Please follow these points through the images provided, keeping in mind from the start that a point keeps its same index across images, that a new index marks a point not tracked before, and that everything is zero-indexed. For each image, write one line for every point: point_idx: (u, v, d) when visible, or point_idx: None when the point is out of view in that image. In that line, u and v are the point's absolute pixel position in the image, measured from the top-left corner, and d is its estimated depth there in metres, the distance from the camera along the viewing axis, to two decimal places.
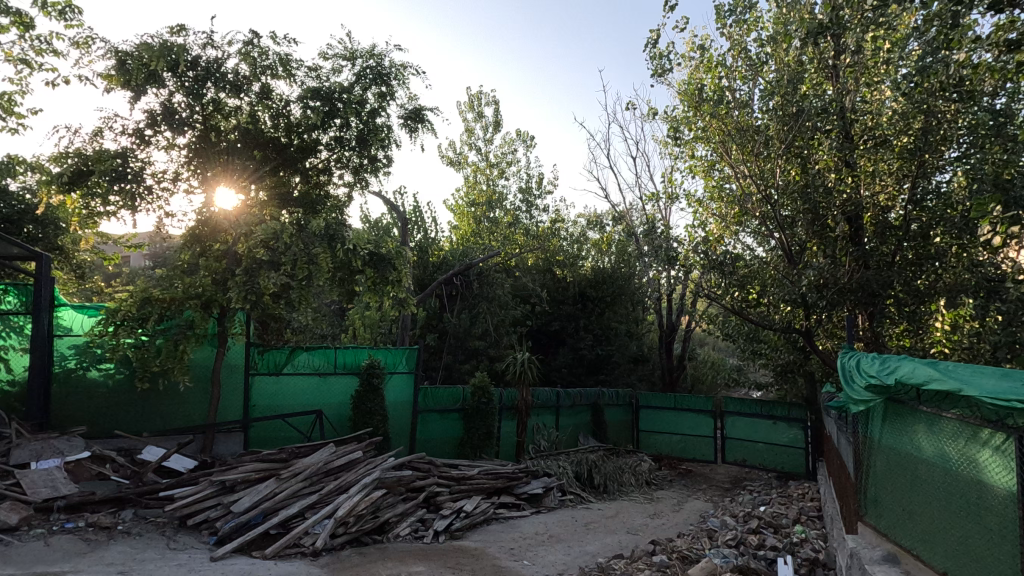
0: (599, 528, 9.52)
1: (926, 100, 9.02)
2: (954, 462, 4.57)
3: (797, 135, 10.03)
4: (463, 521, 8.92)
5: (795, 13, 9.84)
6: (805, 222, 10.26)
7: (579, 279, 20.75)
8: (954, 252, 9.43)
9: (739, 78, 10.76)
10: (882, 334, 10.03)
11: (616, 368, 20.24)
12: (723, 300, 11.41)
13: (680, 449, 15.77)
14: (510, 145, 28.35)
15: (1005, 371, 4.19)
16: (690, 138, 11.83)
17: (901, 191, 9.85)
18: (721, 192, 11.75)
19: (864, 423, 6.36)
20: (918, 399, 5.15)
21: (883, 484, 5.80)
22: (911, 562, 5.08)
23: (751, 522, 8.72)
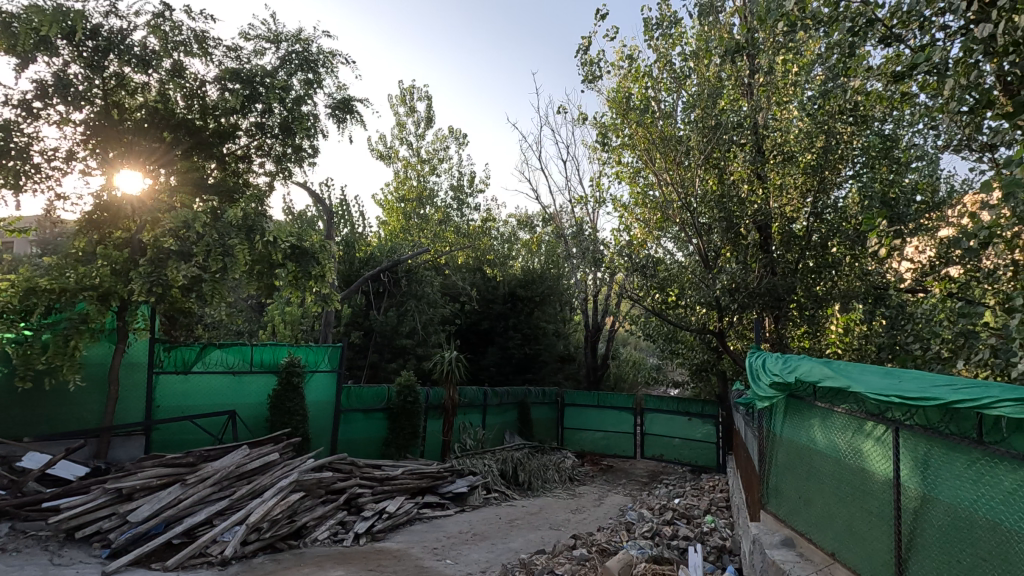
0: (523, 525, 9.62)
1: (827, 121, 9.90)
2: (843, 453, 5.03)
3: (715, 147, 10.62)
4: (386, 522, 8.75)
5: (715, 32, 10.41)
6: (720, 230, 10.89)
7: (508, 279, 20.88)
8: (848, 261, 10.31)
9: (664, 89, 11.24)
10: (785, 335, 10.76)
11: (542, 367, 20.57)
12: (645, 301, 11.96)
13: (602, 446, 16.23)
14: (442, 142, 28.12)
15: (886, 370, 4.59)
16: (617, 144, 12.24)
17: (804, 205, 10.61)
18: (645, 198, 12.20)
19: (768, 418, 6.86)
20: (814, 394, 5.61)
21: (783, 474, 6.28)
22: (805, 545, 5.53)
23: (666, 514, 9.17)
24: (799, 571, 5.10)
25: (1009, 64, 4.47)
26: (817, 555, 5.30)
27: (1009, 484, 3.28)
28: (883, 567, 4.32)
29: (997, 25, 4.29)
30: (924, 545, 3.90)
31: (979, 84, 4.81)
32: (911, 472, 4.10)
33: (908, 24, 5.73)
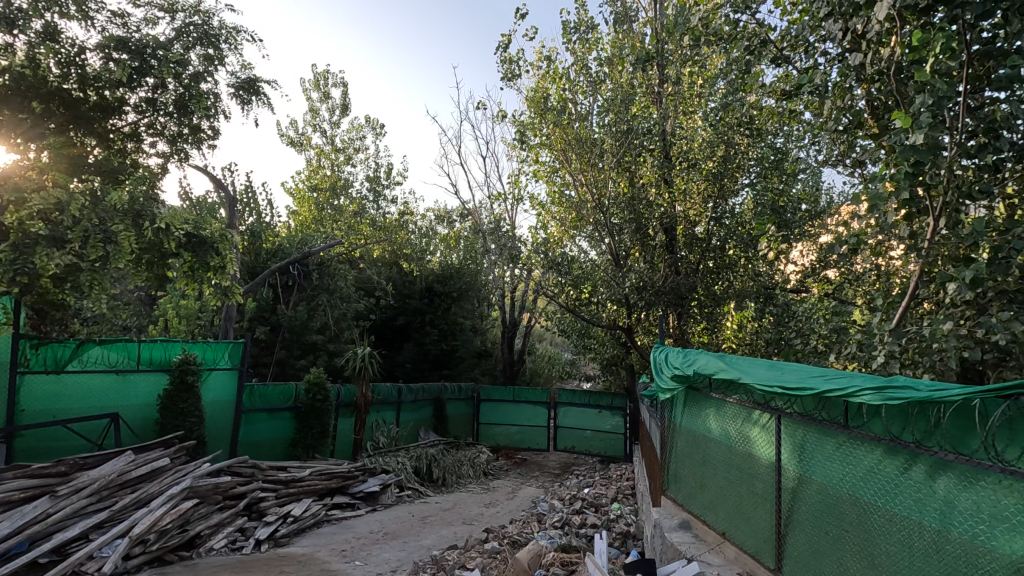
0: (435, 521, 9.58)
1: (727, 132, 10.31)
2: (733, 440, 5.46)
3: (626, 151, 11.10)
4: (290, 526, 8.38)
5: (628, 41, 10.86)
6: (630, 230, 11.39)
7: (426, 274, 20.61)
8: (742, 263, 11.04)
9: (580, 92, 11.57)
10: (687, 332, 11.60)
11: (459, 363, 20.52)
12: (559, 297, 12.30)
13: (516, 440, 16.51)
14: (358, 131, 27.23)
15: (772, 363, 4.99)
16: (535, 144, 12.44)
17: (706, 210, 11.25)
18: (561, 198, 12.50)
19: (669, 409, 7.29)
20: (709, 386, 6.03)
21: (681, 461, 6.71)
22: (700, 526, 5.95)
23: (576, 503, 9.51)
24: (694, 550, 5.48)
25: (874, 91, 5.03)
26: (709, 535, 5.72)
27: (871, 464, 3.71)
28: (765, 542, 4.76)
29: (866, 56, 4.81)
30: (799, 520, 4.35)
31: (851, 107, 5.36)
32: (790, 455, 4.55)
33: (795, 48, 6.28)
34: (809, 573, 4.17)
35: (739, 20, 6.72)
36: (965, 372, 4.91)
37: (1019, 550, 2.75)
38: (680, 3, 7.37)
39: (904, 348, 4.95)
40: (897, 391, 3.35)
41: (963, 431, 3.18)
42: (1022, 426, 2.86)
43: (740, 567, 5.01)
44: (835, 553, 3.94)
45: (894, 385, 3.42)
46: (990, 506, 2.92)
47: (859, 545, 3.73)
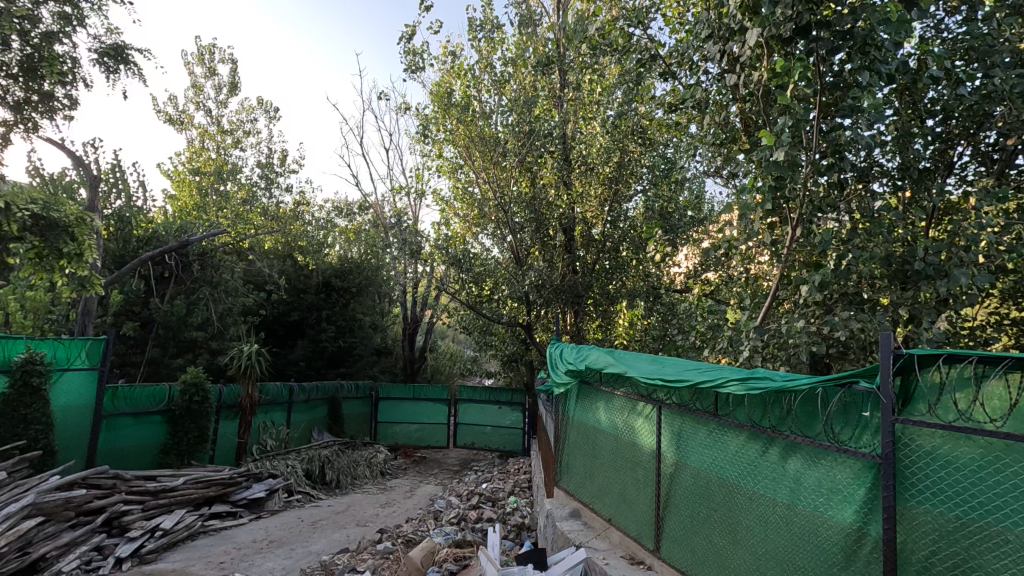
0: (327, 525, 9.20)
1: (622, 139, 10.75)
2: (620, 430, 5.78)
3: (528, 150, 11.30)
4: (159, 541, 7.66)
5: (532, 44, 11.07)
6: (531, 229, 11.65)
7: (322, 268, 19.72)
8: (634, 264, 11.72)
9: (485, 90, 11.60)
10: (582, 328, 12.04)
11: (357, 361, 19.83)
12: (460, 294, 12.28)
13: (416, 438, 16.27)
14: (249, 114, 25.40)
15: (655, 357, 5.31)
16: (438, 138, 12.31)
17: (602, 213, 11.82)
18: (465, 194, 12.46)
19: (563, 403, 7.54)
20: (600, 379, 6.32)
21: (574, 452, 6.98)
22: (588, 514, 6.23)
23: (472, 499, 9.58)
24: (583, 537, 5.72)
25: (746, 109, 5.54)
26: (597, 522, 6.00)
27: (736, 448, 4.11)
28: (647, 525, 5.09)
29: (740, 76, 5.26)
30: (675, 503, 4.70)
31: (727, 123, 5.85)
32: (669, 442, 4.90)
33: (681, 65, 6.74)
34: (683, 552, 4.52)
35: (633, 34, 7.09)
36: (814, 364, 5.56)
37: (850, 518, 3.21)
38: (579, 11, 7.62)
39: (766, 343, 5.51)
40: (758, 380, 3.70)
41: (809, 416, 3.60)
42: (855, 411, 3.31)
43: (624, 550, 5.32)
44: (704, 531, 4.32)
45: (756, 375, 3.78)
46: (830, 481, 3.36)
47: (725, 522, 4.12)
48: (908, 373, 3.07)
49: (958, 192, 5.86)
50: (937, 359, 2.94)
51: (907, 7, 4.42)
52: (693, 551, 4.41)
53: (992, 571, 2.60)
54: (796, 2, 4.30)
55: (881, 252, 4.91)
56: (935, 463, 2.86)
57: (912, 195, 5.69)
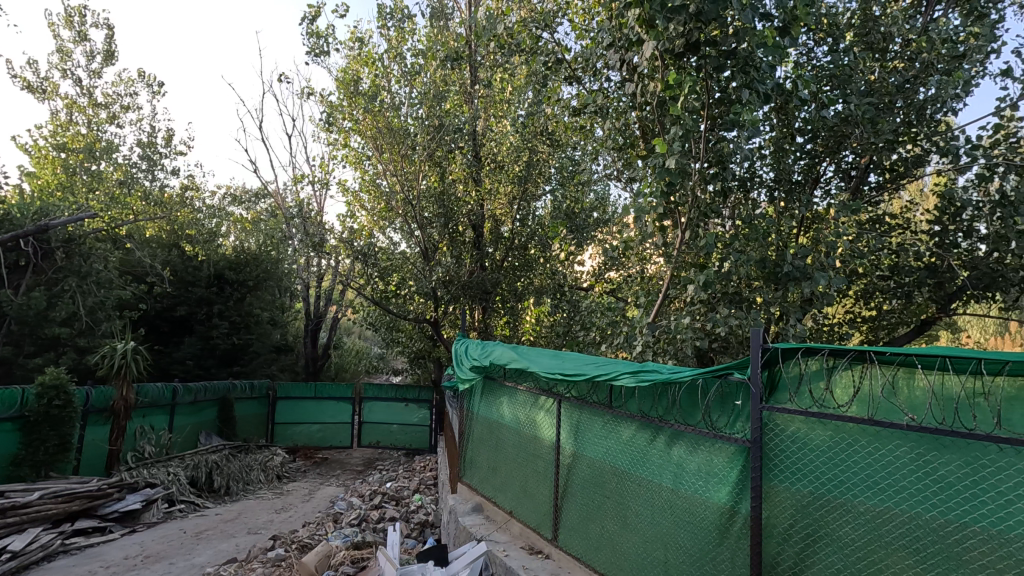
0: (213, 535, 8.58)
1: (531, 140, 10.84)
2: (522, 424, 5.91)
3: (438, 145, 11.17)
4: (6, 564, 6.81)
5: (443, 37, 10.91)
6: (439, 224, 11.54)
7: (214, 259, 18.31)
8: (540, 262, 12.00)
9: (394, 81, 11.27)
10: (489, 325, 12.18)
11: (253, 359, 18.65)
12: (366, 289, 11.91)
13: (317, 438, 15.59)
14: (128, 86, 22.87)
15: (555, 352, 5.48)
16: (344, 127, 11.82)
17: (511, 211, 12.02)
18: (372, 186, 11.98)
19: (467, 399, 7.57)
20: (504, 375, 6.40)
21: (477, 447, 7.04)
22: (490, 507, 6.31)
23: (375, 499, 9.37)
24: (485, 531, 5.78)
25: (644, 118, 5.85)
26: (498, 515, 6.10)
27: (627, 438, 4.35)
28: (546, 516, 5.26)
29: (639, 87, 5.55)
30: (572, 492, 4.89)
31: (627, 129, 6.16)
32: (567, 434, 5.08)
33: (586, 70, 6.99)
34: (579, 539, 4.73)
35: (541, 37, 7.24)
36: (700, 358, 6.00)
37: (724, 498, 3.53)
38: (489, 9, 7.63)
39: (657, 339, 5.88)
40: (648, 373, 3.93)
41: (691, 406, 3.89)
42: (730, 401, 3.65)
43: (523, 541, 5.45)
44: (598, 517, 4.53)
45: (646, 369, 4.01)
46: (707, 466, 3.66)
47: (617, 508, 4.36)
48: (773, 366, 3.39)
49: (822, 204, 6.58)
50: (797, 353, 3.28)
51: (782, 35, 4.88)
52: (588, 538, 4.63)
53: (839, 537, 2.98)
54: (687, 20, 4.63)
55: (756, 255, 5.40)
56: (795, 445, 3.21)
57: (784, 205, 6.32)
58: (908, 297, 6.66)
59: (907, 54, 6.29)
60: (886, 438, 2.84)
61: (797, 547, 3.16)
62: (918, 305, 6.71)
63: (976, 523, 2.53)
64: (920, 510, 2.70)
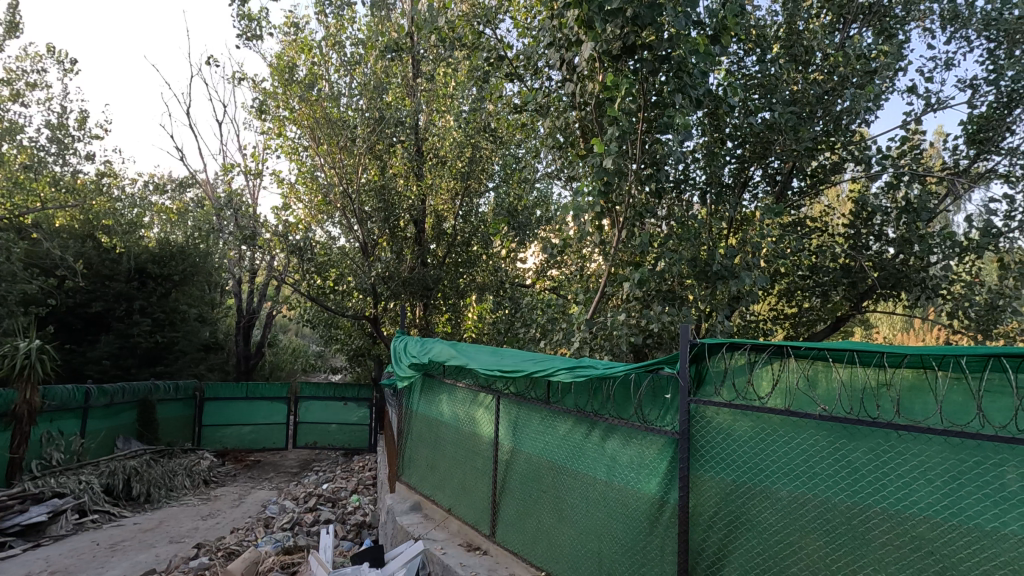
0: (130, 546, 8.06)
1: (474, 136, 10.78)
2: (461, 421, 5.89)
3: (378, 138, 10.93)
4: None
5: (384, 27, 10.66)
6: (380, 218, 11.31)
7: (135, 252, 17.15)
8: (483, 258, 11.98)
9: (332, 69, 10.89)
10: (430, 321, 12.07)
11: (179, 358, 17.62)
12: (301, 285, 11.49)
13: (249, 441, 14.80)
14: (36, 62, 20.96)
15: (494, 349, 5.48)
16: (279, 116, 11.35)
17: (453, 207, 11.92)
18: (309, 178, 11.56)
19: (406, 397, 7.45)
20: (443, 372, 6.35)
21: (416, 446, 6.95)
22: (428, 506, 6.25)
23: (309, 501, 9.09)
24: (422, 529, 5.73)
25: (583, 118, 5.96)
26: (437, 513, 6.05)
27: (564, 433, 4.42)
28: (484, 512, 5.27)
29: (578, 87, 5.65)
30: (510, 488, 4.93)
31: (567, 128, 6.25)
32: (506, 431, 5.10)
33: (527, 68, 7.04)
34: (517, 534, 4.77)
35: (484, 33, 7.22)
36: (635, 353, 6.17)
37: (654, 489, 3.65)
38: (431, 2, 7.52)
39: (594, 335, 6.00)
40: (584, 368, 4.02)
41: (624, 399, 4.01)
42: (661, 394, 3.78)
43: (462, 538, 5.45)
44: (535, 512, 4.59)
45: (582, 364, 4.10)
46: (639, 458, 3.77)
47: (553, 502, 4.43)
48: (700, 361, 3.53)
49: (750, 206, 6.93)
50: (722, 348, 3.43)
51: (713, 42, 5.08)
52: (525, 532, 4.68)
53: (759, 521, 3.17)
54: (624, 23, 4.75)
55: (688, 255, 5.62)
56: (721, 436, 3.37)
57: (715, 206, 6.60)
58: (826, 296, 7.12)
59: (826, 68, 6.65)
60: (801, 428, 3.03)
61: (720, 533, 3.32)
62: (835, 303, 7.17)
63: (877, 505, 2.75)
64: (830, 493, 2.91)
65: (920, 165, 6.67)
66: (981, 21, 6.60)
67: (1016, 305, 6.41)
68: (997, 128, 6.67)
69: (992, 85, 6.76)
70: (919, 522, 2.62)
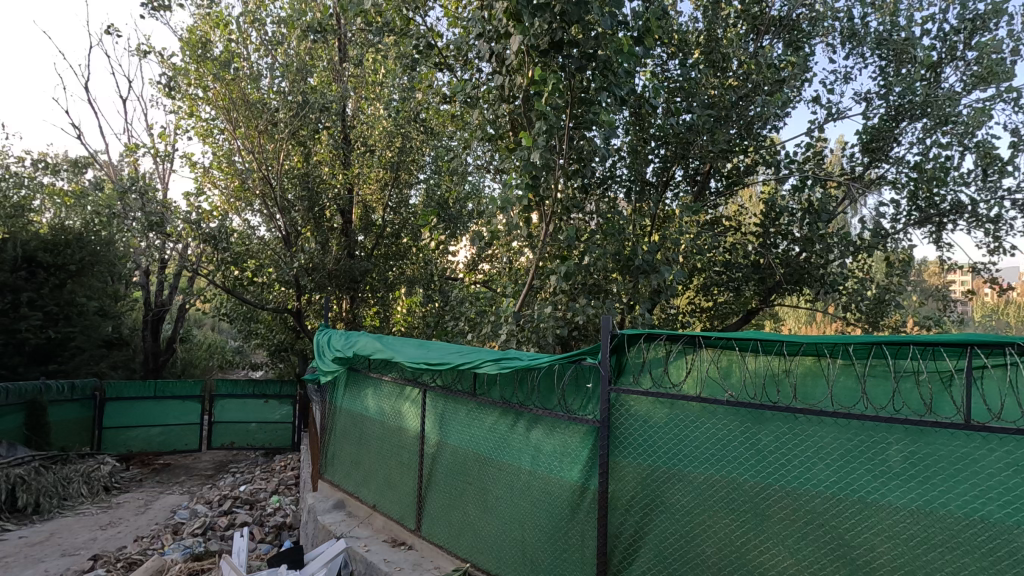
0: (15, 562, 7.33)
1: (404, 126, 10.52)
2: (386, 415, 5.78)
3: (301, 123, 10.43)
4: None
5: (308, 7, 10.16)
6: (303, 207, 10.85)
7: (23, 238, 15.56)
8: (413, 251, 11.75)
9: (251, 47, 10.27)
10: (358, 315, 11.76)
11: (75, 355, 16.11)
12: (216, 276, 10.81)
13: (158, 443, 13.72)
14: None
15: (421, 341, 5.41)
16: (191, 94, 10.57)
17: (383, 198, 11.61)
18: (225, 163, 10.87)
19: (329, 392, 7.20)
20: (369, 365, 6.19)
21: (339, 441, 6.75)
22: (352, 502, 6.11)
23: (224, 505, 8.63)
24: (345, 527, 5.59)
25: (511, 112, 5.99)
26: (361, 510, 5.93)
27: (489, 424, 4.44)
28: (409, 507, 5.21)
29: (507, 79, 5.64)
30: (435, 482, 4.90)
31: (493, 121, 6.29)
32: (432, 423, 5.05)
33: (457, 59, 6.96)
34: (442, 527, 4.76)
35: (413, 19, 7.08)
36: (562, 345, 6.31)
37: (576, 476, 3.76)
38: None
39: (522, 328, 6.06)
40: (508, 360, 4.06)
41: (547, 389, 4.08)
42: (583, 383, 3.89)
43: (386, 534, 5.37)
44: (460, 505, 4.60)
45: (507, 356, 4.14)
46: (562, 446, 3.86)
47: (478, 493, 4.46)
48: (620, 350, 3.65)
49: (672, 204, 7.24)
50: (640, 339, 3.55)
51: (637, 43, 5.25)
52: (450, 525, 4.68)
53: (672, 503, 3.34)
54: (551, 19, 4.82)
55: (612, 249, 5.78)
56: (639, 423, 3.50)
57: (639, 203, 6.85)
58: (738, 290, 7.60)
59: (741, 75, 7.03)
60: (712, 413, 3.21)
61: (637, 517, 3.46)
62: (746, 297, 7.65)
63: (776, 483, 2.98)
64: (736, 475, 3.11)
65: (821, 170, 7.24)
66: (874, 39, 7.23)
67: (899, 299, 7.11)
68: (886, 138, 7.33)
69: (883, 100, 7.41)
70: (813, 497, 2.87)
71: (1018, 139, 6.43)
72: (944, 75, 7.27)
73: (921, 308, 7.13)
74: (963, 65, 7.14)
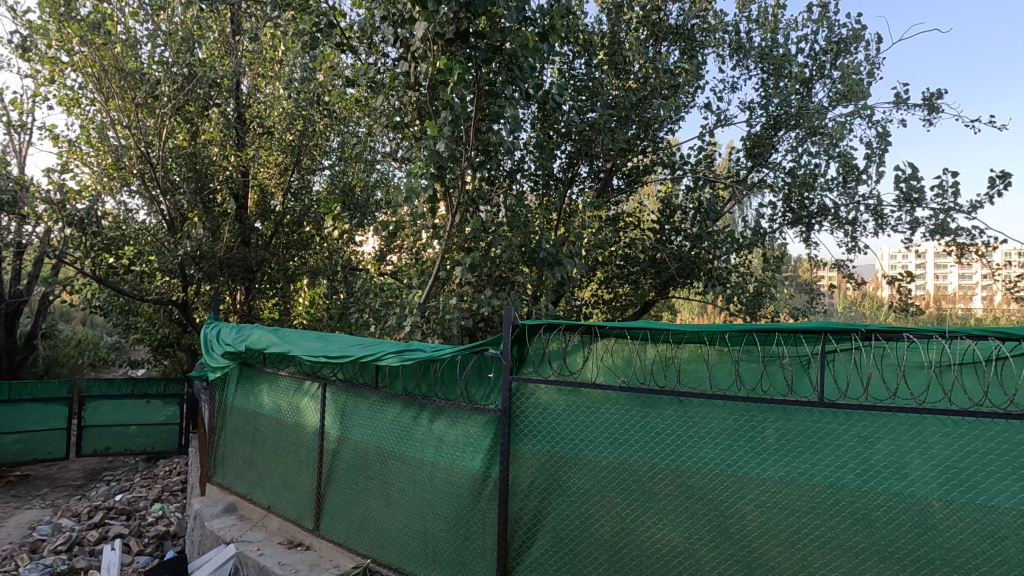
0: None
1: (305, 108, 9.97)
2: (282, 412, 5.50)
3: (187, 98, 9.60)
4: None
5: None
6: (190, 190, 9.99)
7: None
8: (316, 240, 11.20)
9: (127, 11, 9.25)
10: (254, 307, 11.04)
11: None
12: (84, 264, 9.67)
13: (14, 452, 12.14)
14: None
15: (320, 334, 5.18)
16: (54, 58, 9.34)
17: (282, 182, 10.86)
18: (95, 137, 9.72)
19: (218, 389, 6.70)
20: (263, 360, 5.84)
21: (230, 441, 6.33)
22: (245, 505, 5.77)
23: (95, 517, 7.82)
24: (236, 531, 5.29)
25: (417, 99, 5.88)
26: (254, 512, 5.62)
27: (392, 417, 4.37)
28: (307, 506, 5.01)
29: (413, 66, 5.53)
30: (335, 478, 4.75)
31: (399, 108, 6.14)
32: (332, 418, 4.88)
33: (361, 41, 6.70)
34: (342, 524, 4.63)
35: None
36: (467, 337, 6.32)
37: (477, 466, 3.80)
38: None
39: (427, 320, 6.01)
40: (411, 352, 4.01)
41: (450, 380, 4.09)
42: (485, 374, 3.94)
43: (282, 536, 5.14)
44: (361, 500, 4.49)
45: (410, 349, 4.08)
46: (463, 436, 3.89)
47: (379, 488, 4.38)
48: (522, 341, 3.72)
49: (575, 198, 7.47)
50: (540, 329, 3.65)
51: (542, 39, 5.34)
52: (351, 522, 4.56)
53: (568, 486, 3.48)
54: (457, 9, 4.81)
55: (517, 241, 5.89)
56: (538, 411, 3.60)
57: (544, 198, 7.01)
58: (636, 283, 8.01)
59: (640, 78, 7.39)
60: (606, 399, 3.39)
61: (535, 502, 3.57)
62: (644, 290, 8.07)
63: (661, 462, 3.21)
64: (626, 456, 3.31)
65: (712, 172, 7.84)
66: (758, 53, 7.88)
67: (776, 292, 7.82)
68: (765, 145, 8.05)
69: (764, 109, 8.09)
70: (693, 474, 3.12)
71: (872, 151, 7.29)
72: (815, 90, 8.04)
73: (793, 301, 7.81)
74: (830, 82, 7.97)
